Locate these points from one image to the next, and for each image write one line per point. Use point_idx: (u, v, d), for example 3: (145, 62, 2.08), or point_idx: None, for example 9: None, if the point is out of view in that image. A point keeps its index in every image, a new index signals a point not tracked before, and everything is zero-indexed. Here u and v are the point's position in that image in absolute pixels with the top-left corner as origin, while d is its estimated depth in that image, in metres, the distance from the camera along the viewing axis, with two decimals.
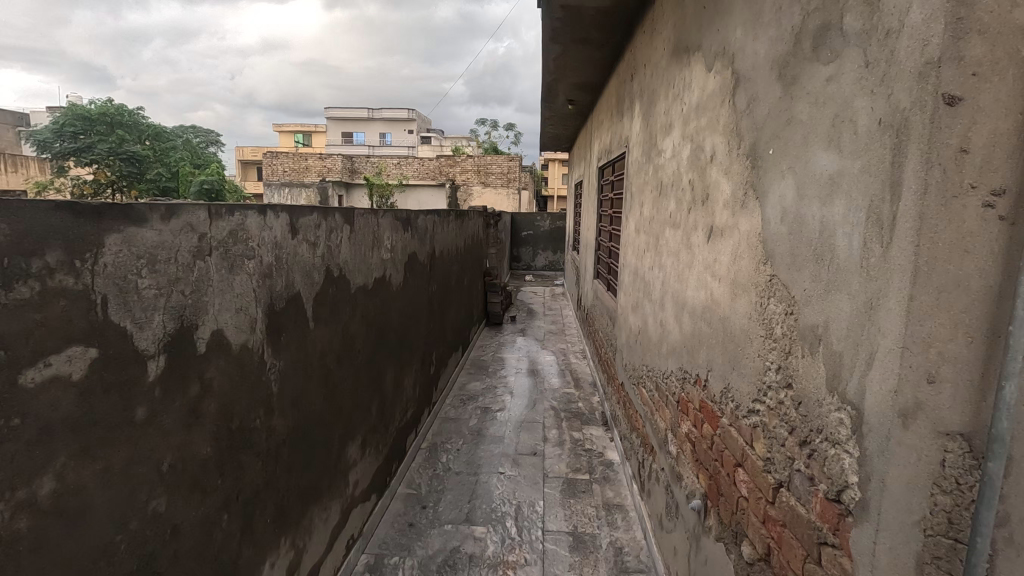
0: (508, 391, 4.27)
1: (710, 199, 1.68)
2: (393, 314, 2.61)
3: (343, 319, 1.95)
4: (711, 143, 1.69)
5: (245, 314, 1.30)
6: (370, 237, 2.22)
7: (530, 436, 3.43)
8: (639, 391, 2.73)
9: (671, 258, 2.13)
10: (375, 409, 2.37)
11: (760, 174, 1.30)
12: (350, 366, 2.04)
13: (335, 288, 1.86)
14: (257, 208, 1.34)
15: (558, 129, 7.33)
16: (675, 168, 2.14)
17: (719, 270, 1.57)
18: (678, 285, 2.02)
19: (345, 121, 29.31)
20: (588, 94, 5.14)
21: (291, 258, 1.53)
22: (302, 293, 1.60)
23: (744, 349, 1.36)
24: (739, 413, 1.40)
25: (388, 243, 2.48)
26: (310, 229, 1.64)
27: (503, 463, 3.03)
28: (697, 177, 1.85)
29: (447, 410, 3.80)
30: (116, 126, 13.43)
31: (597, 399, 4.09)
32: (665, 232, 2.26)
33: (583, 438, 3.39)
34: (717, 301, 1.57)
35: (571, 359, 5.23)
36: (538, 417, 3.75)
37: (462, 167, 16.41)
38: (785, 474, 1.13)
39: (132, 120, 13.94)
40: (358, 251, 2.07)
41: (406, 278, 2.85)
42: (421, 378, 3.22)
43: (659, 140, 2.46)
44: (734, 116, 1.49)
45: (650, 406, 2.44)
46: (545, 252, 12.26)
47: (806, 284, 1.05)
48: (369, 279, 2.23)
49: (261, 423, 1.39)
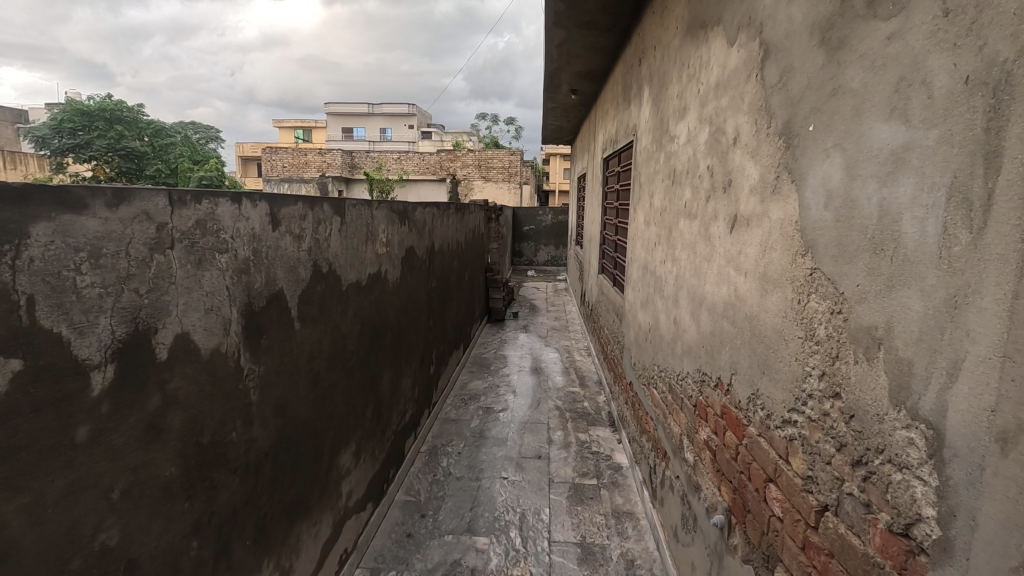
0: (510, 390, 4.13)
1: (734, 186, 1.53)
2: (390, 312, 2.46)
3: (334, 319, 1.81)
4: (734, 124, 1.54)
5: (217, 314, 1.15)
6: (363, 230, 2.08)
7: (534, 437, 3.29)
8: (649, 392, 2.58)
9: (687, 251, 1.98)
10: (371, 413, 2.23)
11: (797, 154, 1.15)
12: (342, 369, 1.90)
13: (323, 285, 1.71)
14: (230, 196, 1.19)
15: (560, 121, 7.17)
16: (691, 155, 1.99)
17: (745, 262, 1.42)
18: (695, 280, 1.87)
19: (345, 116, 29.11)
20: (592, 83, 4.98)
21: (272, 252, 1.38)
22: (285, 290, 1.46)
23: (776, 352, 1.22)
24: (771, 423, 1.25)
25: (383, 237, 2.33)
26: (294, 220, 1.50)
27: (506, 467, 2.90)
28: (717, 163, 1.69)
29: (449, 411, 3.66)
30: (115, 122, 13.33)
31: (603, 398, 3.95)
32: (679, 223, 2.11)
33: (590, 441, 3.25)
34: (743, 298, 1.42)
35: (575, 357, 5.09)
36: (542, 417, 3.60)
37: (462, 161, 16.23)
38: (832, 497, 0.99)
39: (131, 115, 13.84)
40: (350, 245, 1.93)
41: (404, 274, 2.71)
42: (420, 378, 3.08)
43: (671, 125, 2.31)
44: (763, 92, 1.34)
45: (663, 409, 2.30)
46: (546, 246, 12.11)
47: (860, 279, 0.90)
48: (363, 274, 2.08)
49: (239, 436, 1.25)
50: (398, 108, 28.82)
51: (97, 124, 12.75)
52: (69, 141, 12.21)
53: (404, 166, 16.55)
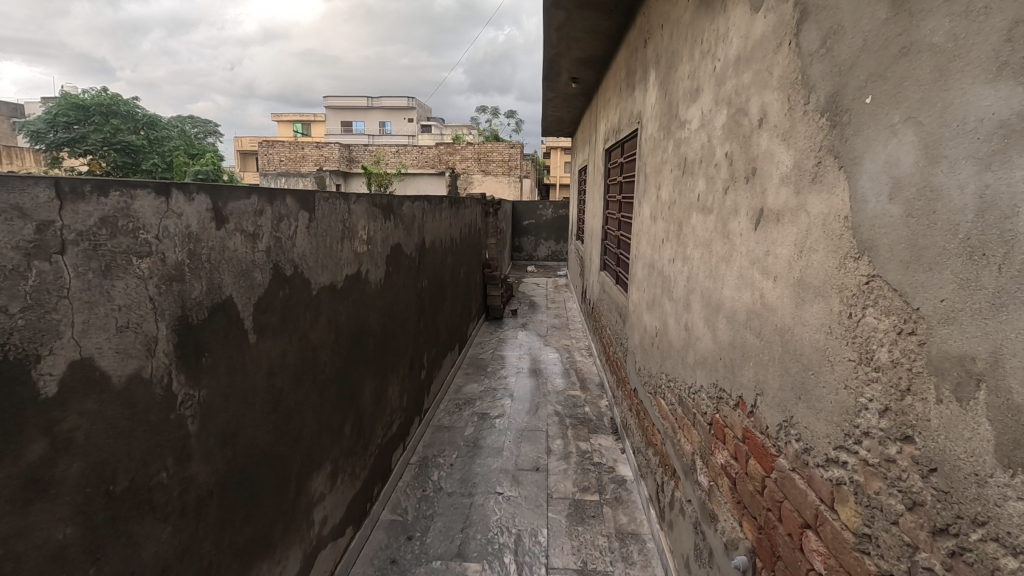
0: (508, 394, 3.93)
1: (759, 175, 1.31)
2: (372, 316, 2.26)
3: (301, 328, 1.60)
4: (759, 104, 1.33)
5: (136, 332, 0.94)
6: (337, 227, 1.86)
7: (532, 446, 3.08)
8: (656, 402, 2.38)
9: (702, 250, 1.76)
10: (350, 429, 2.03)
11: (847, 135, 0.94)
12: (313, 383, 1.69)
13: (286, 290, 1.50)
14: (155, 187, 0.98)
15: (561, 112, 6.94)
16: (705, 141, 1.77)
17: (775, 265, 1.21)
18: (711, 283, 1.66)
19: (344, 109, 28.81)
20: (593, 71, 4.76)
21: (217, 254, 1.17)
22: (235, 299, 1.25)
23: (816, 375, 1.01)
24: (808, 460, 1.05)
25: (363, 234, 2.12)
26: (245, 216, 1.28)
27: (501, 481, 2.70)
28: (737, 150, 1.48)
29: (441, 417, 3.46)
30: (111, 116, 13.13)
31: (605, 403, 3.74)
32: (691, 218, 1.90)
33: (591, 450, 3.04)
34: (773, 306, 1.21)
35: (576, 358, 4.88)
36: (541, 424, 3.39)
37: (461, 155, 15.99)
38: (899, 567, 0.78)
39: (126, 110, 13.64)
40: (321, 243, 1.71)
41: (390, 274, 2.50)
42: (409, 385, 2.87)
43: (681, 109, 2.10)
44: (798, 63, 1.13)
45: (672, 423, 2.09)
46: (546, 241, 11.88)
47: (947, 295, 0.69)
48: (338, 276, 1.87)
49: (173, 476, 1.04)
50: (396, 102, 28.53)
51: (92, 119, 12.57)
52: (65, 135, 12.02)
53: (403, 159, 16.30)
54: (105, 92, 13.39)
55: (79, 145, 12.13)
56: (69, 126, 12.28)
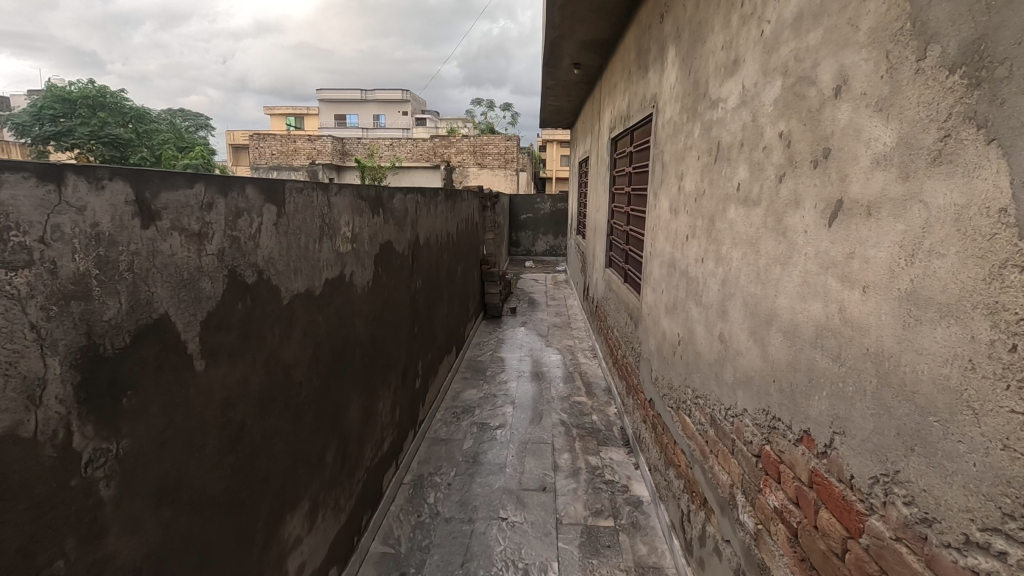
0: (508, 400, 3.67)
1: (835, 157, 1.05)
2: (359, 325, 1.98)
3: (268, 345, 1.33)
4: (835, 68, 1.06)
5: (5, 376, 0.67)
6: (314, 223, 1.59)
7: (537, 462, 2.83)
8: (680, 419, 2.13)
9: (745, 249, 1.49)
10: (333, 455, 1.77)
11: (1003, 95, 0.68)
12: (285, 409, 1.42)
13: (247, 302, 1.22)
14: (39, 172, 0.71)
15: (561, 101, 6.66)
16: (748, 121, 1.51)
17: (866, 270, 0.95)
18: (759, 289, 1.39)
19: (337, 102, 28.36)
20: (597, 55, 4.49)
21: (145, 260, 0.90)
22: (175, 317, 0.97)
23: (946, 426, 0.76)
24: (928, 534, 0.80)
25: (347, 231, 1.84)
26: (188, 211, 1.01)
27: (505, 504, 2.44)
28: (797, 128, 1.21)
29: (438, 428, 3.19)
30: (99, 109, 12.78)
31: (613, 410, 3.50)
32: (727, 211, 1.64)
33: (602, 466, 2.80)
34: (861, 325, 0.95)
35: (580, 360, 4.62)
36: (546, 435, 3.14)
37: (456, 148, 15.67)
38: None
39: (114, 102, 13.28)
40: (293, 242, 1.44)
41: (379, 275, 2.23)
42: (402, 397, 2.61)
43: (712, 85, 1.82)
44: (904, 8, 0.86)
45: (702, 446, 1.84)
46: (545, 236, 11.60)
47: None
48: (316, 281, 1.60)
49: (77, 562, 0.78)
50: (391, 94, 28.12)
51: (78, 111, 12.21)
52: (51, 128, 11.65)
53: (397, 153, 15.96)
54: (92, 85, 13.03)
55: (65, 138, 11.76)
56: (55, 119, 11.95)
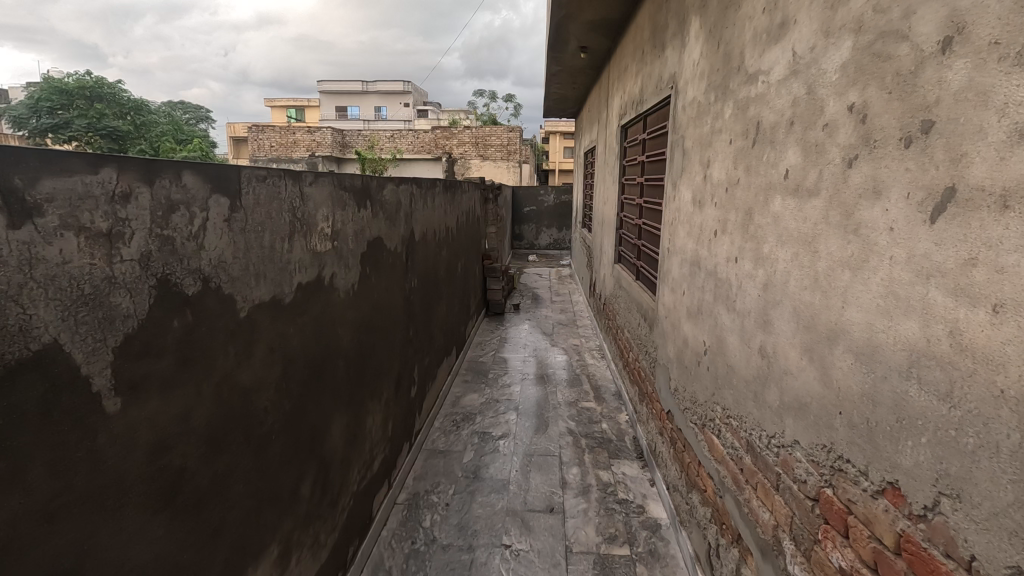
0: (512, 406, 3.44)
1: (943, 132, 0.80)
2: (341, 333, 1.74)
3: (220, 368, 1.09)
4: (942, 15, 0.81)
5: None
6: (282, 218, 1.34)
7: (544, 477, 2.60)
8: (706, 438, 1.89)
9: (797, 249, 1.24)
10: (310, 487, 1.53)
11: None
12: (246, 443, 1.18)
13: (189, 318, 0.98)
14: None
15: (566, 89, 6.39)
16: (800, 94, 1.26)
17: (998, 283, 0.70)
18: (817, 298, 1.15)
19: (338, 94, 27.98)
20: (606, 37, 4.23)
21: (18, 270, 0.66)
22: (73, 346, 0.73)
23: None
24: None
25: (326, 226, 1.60)
26: (94, 204, 0.77)
27: (508, 529, 2.21)
28: (877, 98, 0.96)
29: (436, 439, 2.96)
30: (96, 101, 12.54)
31: (624, 418, 3.26)
32: (771, 203, 1.39)
33: (614, 483, 2.56)
34: (990, 356, 0.71)
35: (587, 361, 4.38)
36: (552, 446, 2.91)
37: (457, 139, 15.35)
38: None
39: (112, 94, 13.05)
40: (253, 241, 1.20)
41: (367, 276, 1.98)
42: (394, 409, 2.37)
43: (749, 55, 1.57)
44: None
45: (736, 475, 1.61)
46: (548, 229, 11.33)
47: None
48: (286, 287, 1.36)
49: None
50: (392, 86, 27.80)
51: (75, 103, 11.98)
52: (48, 122, 11.34)
53: (398, 144, 15.65)
54: (89, 76, 12.73)
55: (63, 131, 11.46)
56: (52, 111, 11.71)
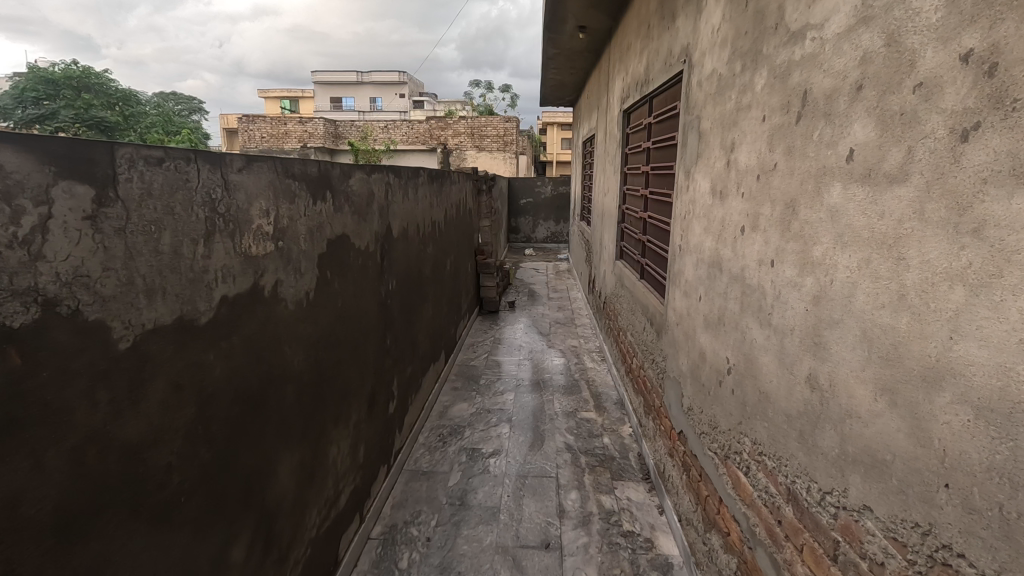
0: (504, 418, 3.14)
1: None
2: (289, 353, 1.44)
3: (83, 424, 0.78)
4: None
5: None
6: (197, 214, 1.03)
7: (539, 505, 2.31)
8: (730, 473, 1.60)
9: (869, 254, 0.94)
10: (246, 550, 1.23)
11: None
12: (134, 518, 0.88)
13: (17, 361, 0.68)
14: None
15: (563, 74, 6.07)
16: (872, 48, 0.95)
17: None
18: (904, 324, 0.85)
19: (332, 84, 27.43)
20: (606, 15, 3.91)
21: None
22: None
23: None
24: None
25: (265, 223, 1.29)
26: None
27: (497, 571, 1.92)
28: (1019, 38, 0.66)
29: (419, 458, 2.66)
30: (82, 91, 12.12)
31: (628, 431, 2.97)
32: (825, 194, 1.08)
33: (618, 511, 2.27)
34: None
35: (585, 364, 4.09)
36: (549, 466, 2.61)
37: (452, 130, 14.98)
38: None
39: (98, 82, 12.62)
40: (144, 246, 0.89)
41: (327, 281, 1.67)
42: (366, 431, 2.07)
43: (792, 7, 1.26)
44: None
45: (773, 528, 1.32)
46: (545, 222, 11.01)
47: None
48: (202, 303, 1.05)
49: None
50: (386, 76, 27.34)
51: (62, 92, 11.57)
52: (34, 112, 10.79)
53: (392, 135, 15.25)
54: (74, 65, 12.23)
55: (48, 121, 10.94)
56: (37, 101, 11.19)
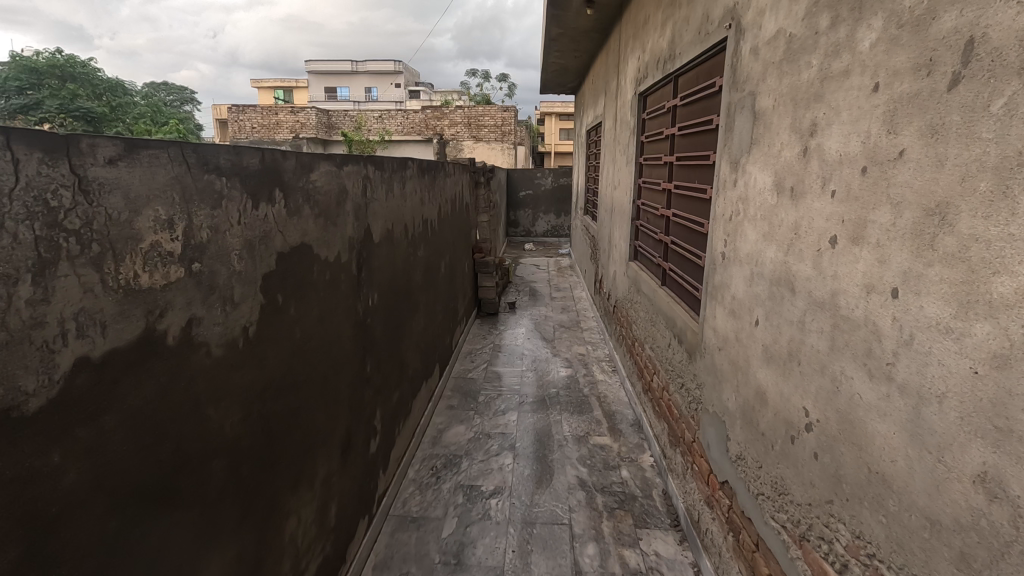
0: (507, 445, 2.75)
1: None
2: (215, 416, 1.04)
3: None
4: None
5: None
6: (22, 233, 0.64)
7: (550, 565, 1.92)
8: (810, 561, 1.21)
9: None
10: None
11: None
12: None
13: None
14: None
15: (567, 57, 5.64)
16: None
17: None
18: None
19: (326, 73, 26.82)
20: None
21: None
22: None
23: None
24: None
25: (169, 239, 0.89)
26: None
27: None
28: None
29: (408, 500, 2.27)
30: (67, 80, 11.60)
31: (649, 461, 2.59)
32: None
33: (645, 571, 1.89)
34: None
35: (595, 376, 3.70)
36: (560, 509, 2.23)
37: (449, 119, 14.47)
38: None
39: (84, 70, 12.09)
40: None
41: (276, 309, 1.27)
42: (337, 486, 1.67)
43: None
44: None
45: None
46: (546, 214, 10.59)
47: None
48: (35, 376, 0.65)
49: None
50: (381, 65, 26.73)
51: (45, 81, 11.05)
52: (16, 100, 10.30)
53: (386, 124, 14.76)
54: (57, 53, 11.72)
55: (34, 111, 10.36)
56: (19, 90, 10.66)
